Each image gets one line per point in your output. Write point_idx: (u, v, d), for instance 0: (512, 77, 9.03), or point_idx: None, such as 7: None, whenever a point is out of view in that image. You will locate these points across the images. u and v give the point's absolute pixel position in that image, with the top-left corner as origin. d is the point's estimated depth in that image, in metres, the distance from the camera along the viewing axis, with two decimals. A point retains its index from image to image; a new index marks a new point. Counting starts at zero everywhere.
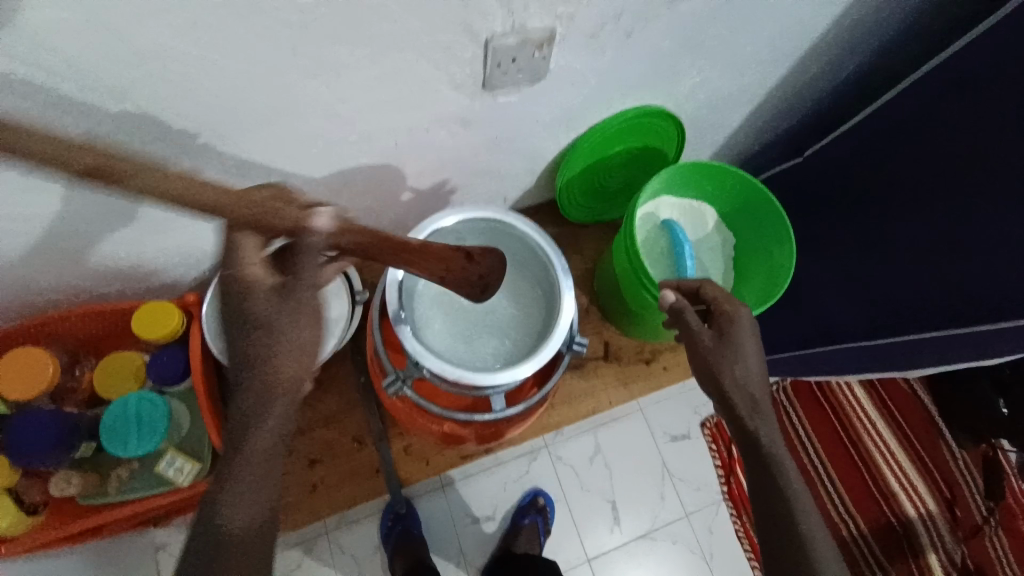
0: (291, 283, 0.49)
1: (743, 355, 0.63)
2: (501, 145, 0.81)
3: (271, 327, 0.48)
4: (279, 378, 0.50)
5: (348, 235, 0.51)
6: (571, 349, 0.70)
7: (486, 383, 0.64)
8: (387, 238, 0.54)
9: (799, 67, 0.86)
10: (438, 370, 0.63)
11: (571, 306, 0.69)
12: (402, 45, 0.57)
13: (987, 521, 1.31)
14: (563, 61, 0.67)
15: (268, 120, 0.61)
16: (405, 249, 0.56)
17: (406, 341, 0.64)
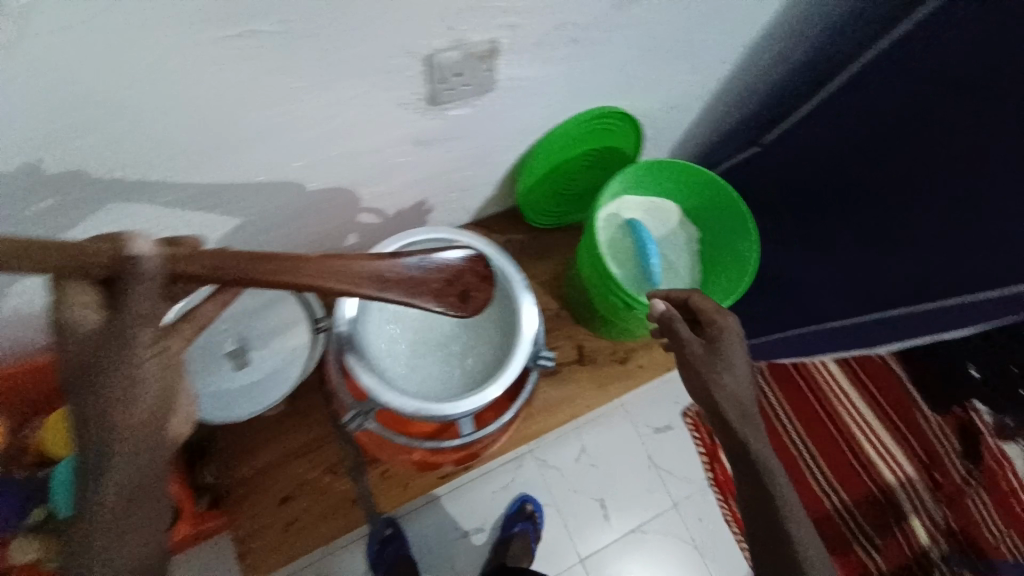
0: (114, 324, 0.40)
1: (732, 364, 0.62)
2: (458, 160, 0.79)
3: (102, 374, 0.40)
4: (132, 426, 0.41)
5: (194, 264, 0.43)
6: (538, 365, 0.70)
7: (445, 414, 0.64)
8: (256, 261, 0.45)
9: (749, 58, 0.86)
10: (396, 406, 0.64)
11: (532, 329, 0.68)
12: (341, 69, 0.54)
13: (969, 482, 1.31)
14: (511, 71, 0.65)
15: (208, 157, 0.58)
16: (299, 273, 0.46)
17: (361, 378, 0.65)
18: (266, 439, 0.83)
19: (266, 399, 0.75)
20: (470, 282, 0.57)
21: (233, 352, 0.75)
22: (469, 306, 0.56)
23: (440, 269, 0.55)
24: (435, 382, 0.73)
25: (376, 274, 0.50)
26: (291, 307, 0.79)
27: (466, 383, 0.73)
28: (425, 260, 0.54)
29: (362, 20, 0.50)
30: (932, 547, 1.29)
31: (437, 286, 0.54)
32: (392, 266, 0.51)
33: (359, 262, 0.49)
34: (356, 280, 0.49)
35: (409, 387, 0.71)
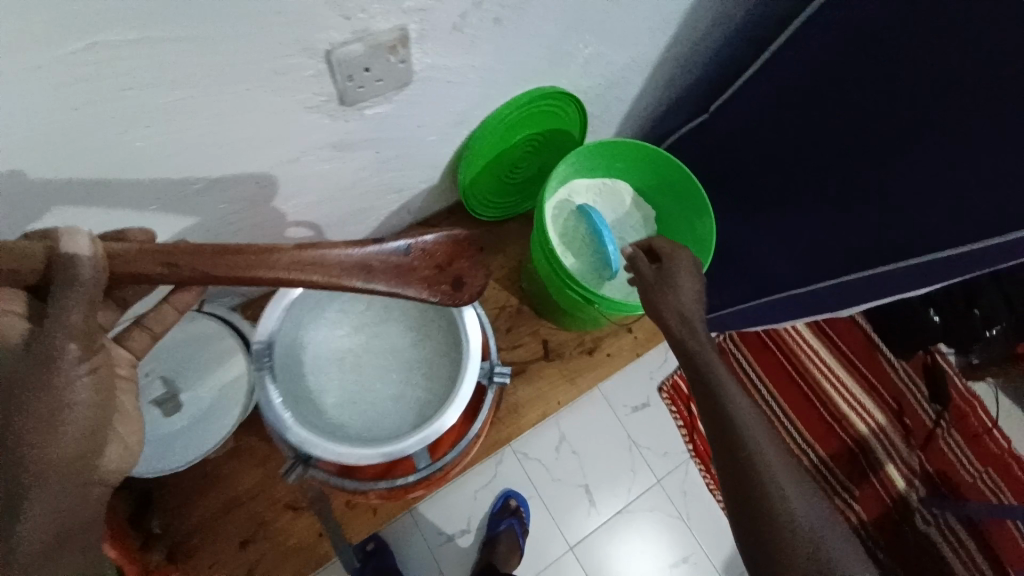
0: (38, 341, 0.39)
1: (678, 284, 0.61)
2: (388, 161, 0.72)
3: (21, 393, 0.39)
4: (60, 457, 0.41)
5: (139, 262, 0.41)
6: (493, 382, 0.69)
7: (389, 454, 0.60)
8: (217, 255, 0.42)
9: (690, 23, 0.81)
10: (336, 456, 0.60)
11: (476, 353, 0.66)
12: (222, 74, 0.47)
13: (938, 424, 1.39)
14: (430, 60, 0.59)
15: (82, 186, 0.51)
16: (270, 267, 0.44)
17: (290, 436, 0.60)
18: (216, 480, 0.78)
19: (205, 443, 0.70)
20: (465, 268, 0.52)
21: (162, 398, 0.70)
22: (464, 294, 0.52)
23: (422, 253, 0.50)
24: (374, 421, 0.70)
25: (359, 263, 0.47)
26: (226, 343, 0.74)
27: (411, 418, 0.70)
28: (415, 244, 0.50)
29: (233, 16, 0.43)
30: (909, 491, 1.35)
31: (428, 273, 0.51)
32: (378, 253, 0.48)
33: (334, 252, 0.46)
34: (336, 272, 0.46)
35: (353, 430, 0.68)
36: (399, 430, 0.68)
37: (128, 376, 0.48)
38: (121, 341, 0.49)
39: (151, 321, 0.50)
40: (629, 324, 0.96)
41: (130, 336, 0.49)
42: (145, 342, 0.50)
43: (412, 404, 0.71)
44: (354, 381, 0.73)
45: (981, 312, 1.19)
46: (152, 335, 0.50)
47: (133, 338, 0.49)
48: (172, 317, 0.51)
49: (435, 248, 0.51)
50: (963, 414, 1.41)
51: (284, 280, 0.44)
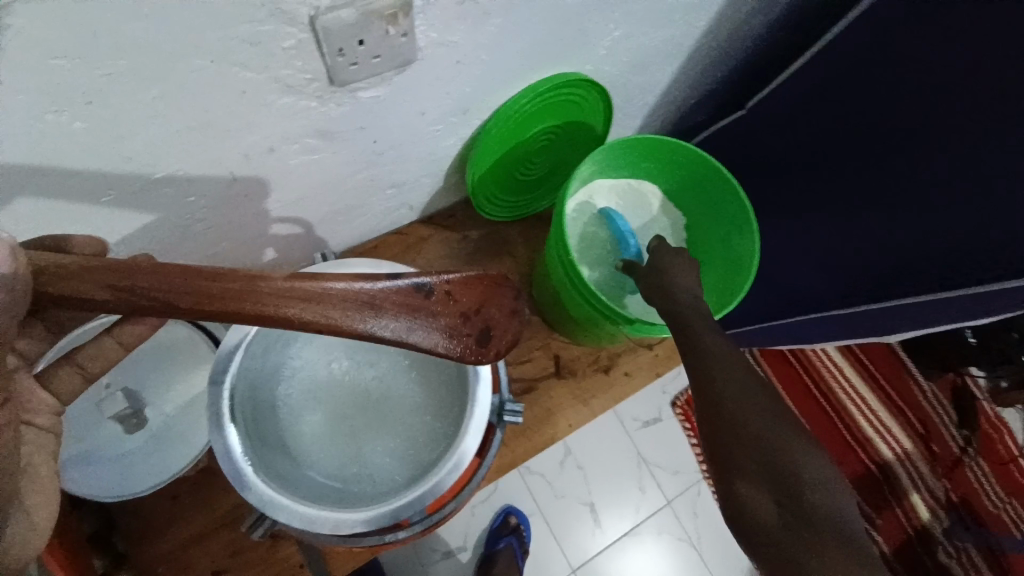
0: None
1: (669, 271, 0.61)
2: (385, 151, 0.63)
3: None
4: None
5: (76, 282, 0.35)
6: (503, 422, 0.62)
7: (366, 521, 0.53)
8: (191, 279, 0.35)
9: (732, 5, 0.71)
10: (307, 523, 0.53)
11: (486, 394, 0.58)
12: (176, 44, 0.39)
13: (965, 451, 1.30)
14: (434, 34, 0.50)
15: (15, 180, 0.43)
16: (253, 299, 0.35)
17: (250, 497, 0.53)
18: (189, 503, 0.71)
19: (166, 471, 0.63)
20: (490, 317, 0.43)
21: (124, 414, 0.63)
22: (485, 349, 0.43)
23: (445, 294, 0.41)
24: (351, 471, 0.62)
25: (366, 300, 0.38)
26: (198, 353, 0.67)
27: (399, 462, 0.62)
28: (438, 283, 0.41)
29: None
30: (932, 522, 1.26)
31: (450, 319, 0.41)
32: (392, 289, 0.39)
33: (331, 284, 0.37)
34: (333, 308, 0.37)
35: (332, 476, 0.61)
36: (381, 483, 0.60)
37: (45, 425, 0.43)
38: (43, 379, 0.44)
39: (86, 357, 0.46)
40: (650, 341, 0.87)
41: (57, 375, 0.45)
42: (73, 383, 0.46)
43: (395, 452, 0.63)
44: (330, 423, 0.65)
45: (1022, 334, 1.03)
46: (83, 373, 0.46)
47: (60, 376, 0.45)
48: (116, 354, 0.47)
49: (461, 290, 0.42)
50: (990, 440, 1.31)
51: (269, 315, 0.35)
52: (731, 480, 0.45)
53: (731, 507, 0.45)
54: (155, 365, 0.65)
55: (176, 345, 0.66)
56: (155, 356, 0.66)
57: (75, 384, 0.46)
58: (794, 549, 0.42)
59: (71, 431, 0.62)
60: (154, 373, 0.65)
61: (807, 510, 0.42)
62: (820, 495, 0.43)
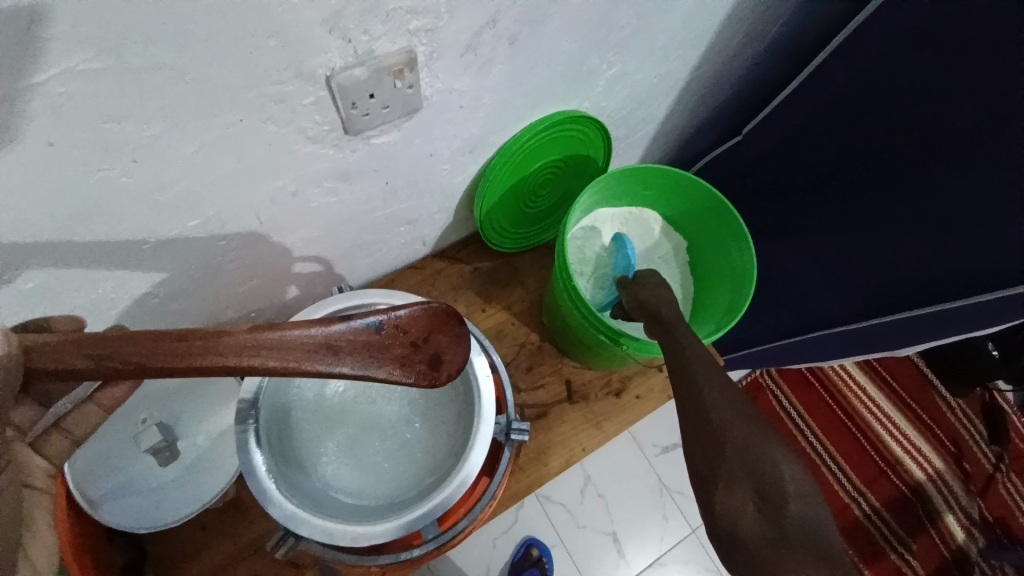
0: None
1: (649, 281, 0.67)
2: (399, 190, 0.68)
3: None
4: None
5: (61, 355, 0.39)
6: (510, 441, 0.64)
7: (381, 533, 0.55)
8: (156, 342, 0.39)
9: (720, 42, 0.76)
10: (326, 536, 0.55)
11: (492, 413, 0.60)
12: (208, 102, 0.44)
13: (997, 468, 1.26)
14: (440, 85, 0.55)
15: (65, 229, 0.48)
16: (215, 352, 0.40)
17: (271, 511, 0.55)
18: (214, 536, 0.73)
19: (192, 501, 0.66)
20: (441, 342, 0.47)
21: (156, 447, 0.66)
22: (441, 373, 0.46)
23: (392, 330, 0.45)
24: (368, 489, 0.64)
25: (325, 342, 0.42)
26: (223, 386, 0.71)
27: (413, 477, 0.64)
28: (387, 319, 0.45)
29: (219, 41, 0.39)
30: (969, 543, 1.22)
31: (401, 351, 0.44)
32: (346, 330, 0.43)
33: (292, 332, 0.42)
34: (294, 356, 0.41)
35: (349, 492, 0.63)
36: (398, 498, 0.62)
37: (42, 487, 0.46)
38: (34, 446, 0.46)
39: (71, 422, 0.47)
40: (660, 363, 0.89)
41: (46, 440, 0.47)
42: (62, 445, 0.47)
43: (410, 465, 0.65)
44: (347, 443, 0.67)
45: None
46: (72, 436, 0.48)
47: (49, 442, 0.47)
48: (97, 416, 0.48)
49: (411, 323, 0.46)
50: None
51: (234, 366, 0.40)
52: (712, 485, 0.48)
53: (708, 510, 0.48)
54: (172, 401, 0.69)
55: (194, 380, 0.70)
56: (169, 392, 0.69)
57: (64, 446, 0.47)
58: (767, 553, 0.45)
59: (104, 465, 0.65)
60: (171, 408, 0.69)
61: (781, 515, 0.46)
62: (797, 503, 0.46)
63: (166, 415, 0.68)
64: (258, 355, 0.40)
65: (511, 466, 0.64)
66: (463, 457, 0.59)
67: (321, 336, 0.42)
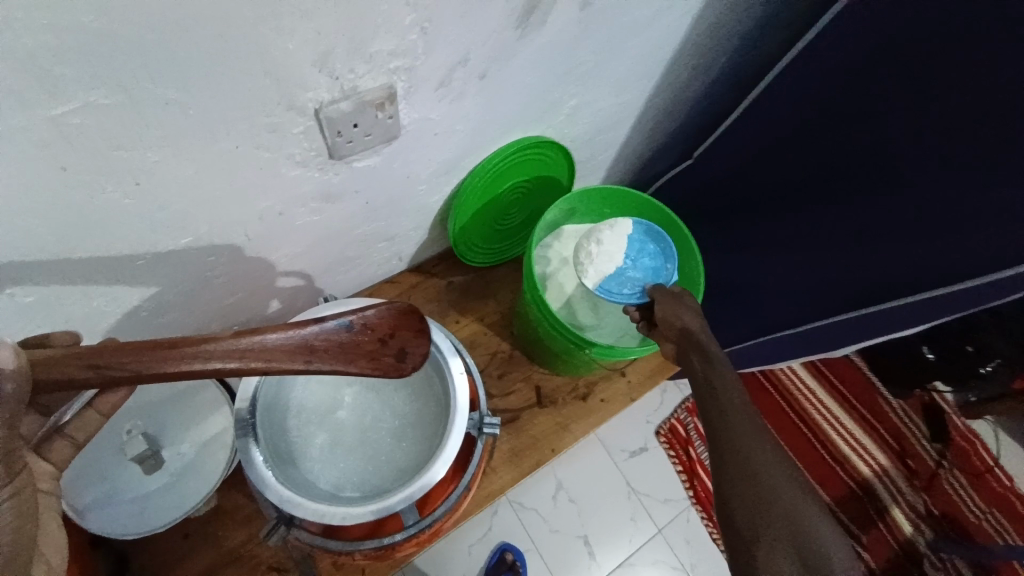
0: None
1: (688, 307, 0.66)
2: (378, 209, 0.73)
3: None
4: None
5: (63, 367, 0.41)
6: (482, 434, 0.69)
7: (369, 513, 0.59)
8: (151, 351, 0.42)
9: (670, 74, 0.85)
10: (319, 516, 0.59)
11: (464, 407, 0.65)
12: (206, 133, 0.48)
13: (940, 464, 1.36)
14: (418, 114, 0.61)
15: (65, 246, 0.51)
16: (206, 359, 0.43)
17: (269, 494, 0.59)
18: (195, 545, 0.75)
19: (181, 505, 0.68)
20: (406, 338, 0.51)
21: (143, 455, 0.67)
22: (407, 365, 0.50)
23: (364, 327, 0.50)
24: (356, 479, 0.68)
25: (303, 344, 0.47)
26: (209, 394, 0.73)
27: (397, 465, 0.69)
28: (356, 319, 0.49)
29: (218, 78, 0.44)
30: (916, 535, 1.31)
31: (371, 346, 0.49)
32: (319, 331, 0.48)
33: (276, 335, 0.45)
34: (280, 355, 0.45)
35: (339, 481, 0.67)
36: (386, 487, 0.66)
37: (51, 490, 0.47)
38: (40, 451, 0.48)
39: (72, 427, 0.50)
40: (623, 368, 0.95)
41: (51, 447, 0.49)
42: (65, 452, 0.49)
43: (396, 454, 0.70)
44: (338, 440, 0.70)
45: (975, 348, 1.11)
46: (74, 442, 0.50)
47: (54, 448, 0.49)
48: (95, 422, 0.51)
49: (380, 321, 0.51)
50: (964, 452, 1.38)
51: (226, 369, 0.43)
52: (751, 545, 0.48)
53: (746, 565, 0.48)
54: (156, 409, 0.71)
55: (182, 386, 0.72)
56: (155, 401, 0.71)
57: (66, 453, 0.49)
58: None
59: (90, 475, 0.67)
60: (155, 417, 0.70)
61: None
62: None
63: (151, 423, 0.70)
64: (238, 361, 0.44)
65: (482, 460, 0.69)
66: (441, 441, 0.64)
67: (301, 338, 0.46)
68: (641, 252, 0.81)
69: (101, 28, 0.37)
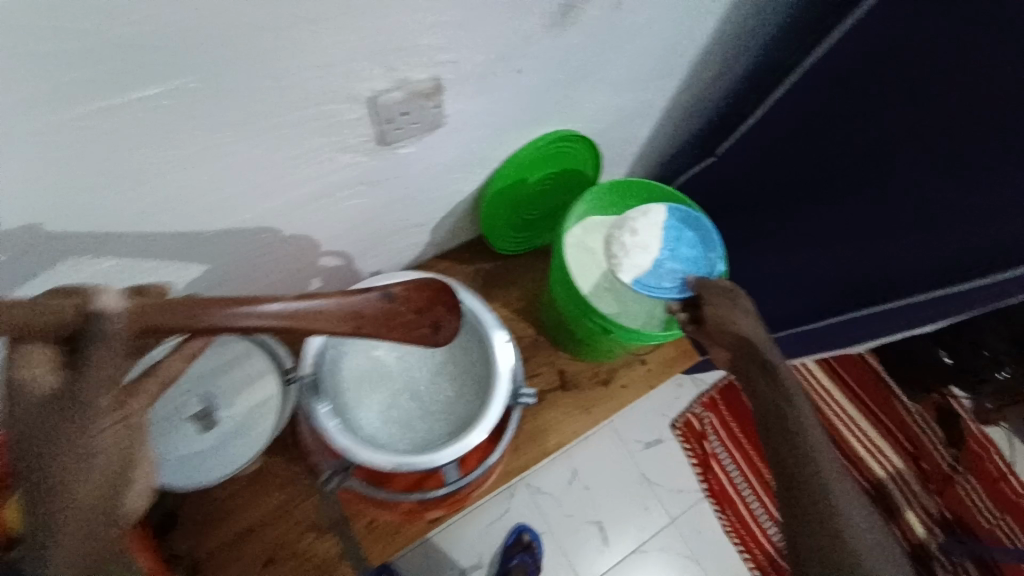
0: (74, 391, 0.38)
1: (745, 308, 0.67)
2: (415, 195, 0.78)
3: (50, 446, 0.38)
4: (92, 489, 0.39)
5: (159, 317, 0.41)
6: (519, 403, 0.71)
7: (425, 464, 0.64)
8: (232, 306, 0.44)
9: (695, 73, 0.88)
10: (381, 464, 0.64)
11: (508, 374, 0.70)
12: (270, 117, 0.53)
13: (955, 469, 1.37)
14: (459, 105, 0.65)
15: (141, 216, 0.57)
16: (275, 318, 0.46)
17: (336, 440, 0.65)
18: (238, 504, 0.80)
19: (232, 462, 0.74)
20: (438, 314, 0.56)
21: (198, 414, 0.74)
22: (439, 337, 0.56)
23: (409, 299, 0.54)
24: (408, 435, 0.73)
25: (352, 313, 0.50)
26: (258, 362, 0.78)
27: (447, 424, 0.74)
28: (397, 291, 0.53)
29: (285, 67, 0.49)
30: (928, 538, 1.32)
31: (408, 319, 0.54)
32: (368, 300, 0.51)
33: (330, 300, 0.49)
34: (332, 322, 0.49)
35: (394, 436, 0.72)
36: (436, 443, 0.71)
37: None
38: None
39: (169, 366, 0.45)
40: (643, 356, 0.99)
41: None
42: None
43: (445, 415, 0.75)
44: (392, 398, 0.75)
45: (989, 353, 1.10)
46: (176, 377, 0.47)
47: None
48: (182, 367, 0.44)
49: (416, 293, 0.55)
50: (978, 457, 1.38)
51: (291, 325, 0.46)
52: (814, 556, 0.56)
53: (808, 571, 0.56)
54: (211, 373, 0.76)
55: (233, 353, 0.77)
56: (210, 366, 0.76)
57: None
58: None
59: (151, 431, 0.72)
60: (209, 381, 0.76)
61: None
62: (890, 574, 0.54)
63: (206, 386, 0.75)
64: (294, 324, 0.47)
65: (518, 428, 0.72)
66: (487, 403, 0.69)
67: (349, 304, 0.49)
68: (679, 241, 0.84)
69: (191, 18, 0.42)
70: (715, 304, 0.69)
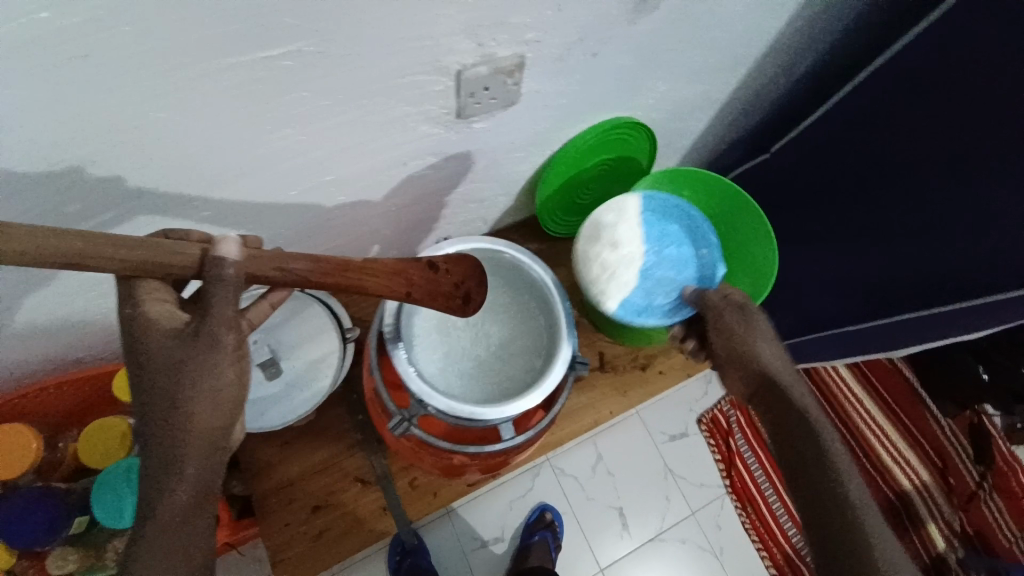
0: (200, 329, 0.42)
1: (759, 331, 0.70)
2: (479, 170, 0.80)
3: (179, 376, 0.42)
4: (212, 417, 0.44)
5: (262, 267, 0.46)
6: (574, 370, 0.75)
7: (494, 416, 0.68)
8: (318, 261, 0.49)
9: (761, 68, 0.89)
10: (452, 410, 0.68)
11: (571, 345, 0.74)
12: (367, 84, 0.56)
13: (981, 486, 1.35)
14: (534, 85, 0.68)
15: (236, 172, 0.60)
16: (357, 272, 0.51)
17: (412, 384, 0.68)
18: (291, 453, 0.85)
19: (294, 410, 0.78)
20: (469, 288, 0.64)
21: (266, 363, 0.78)
22: (468, 309, 0.64)
23: (448, 269, 0.62)
24: (470, 392, 0.77)
25: (404, 275, 0.56)
26: (319, 318, 0.82)
27: (507, 386, 0.77)
28: (438, 262, 0.61)
29: (391, 37, 0.52)
30: (948, 551, 1.31)
31: (447, 288, 0.61)
32: (417, 265, 0.58)
33: (396, 260, 0.55)
34: (392, 283, 0.55)
35: (457, 391, 0.76)
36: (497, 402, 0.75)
37: None
38: None
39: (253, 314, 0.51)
40: None
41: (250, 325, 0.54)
42: None
43: (507, 377, 0.78)
44: (456, 356, 0.79)
45: None
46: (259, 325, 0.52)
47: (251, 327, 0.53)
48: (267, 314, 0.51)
49: (456, 265, 0.63)
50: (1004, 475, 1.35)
51: (364, 272, 0.52)
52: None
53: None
54: (277, 326, 0.81)
55: (298, 307, 0.82)
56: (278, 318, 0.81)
57: None
58: None
59: None
60: (275, 333, 0.80)
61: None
62: None
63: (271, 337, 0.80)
64: (365, 275, 0.52)
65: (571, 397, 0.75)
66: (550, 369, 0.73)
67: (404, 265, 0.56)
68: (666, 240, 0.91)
69: None
70: (731, 320, 0.72)
